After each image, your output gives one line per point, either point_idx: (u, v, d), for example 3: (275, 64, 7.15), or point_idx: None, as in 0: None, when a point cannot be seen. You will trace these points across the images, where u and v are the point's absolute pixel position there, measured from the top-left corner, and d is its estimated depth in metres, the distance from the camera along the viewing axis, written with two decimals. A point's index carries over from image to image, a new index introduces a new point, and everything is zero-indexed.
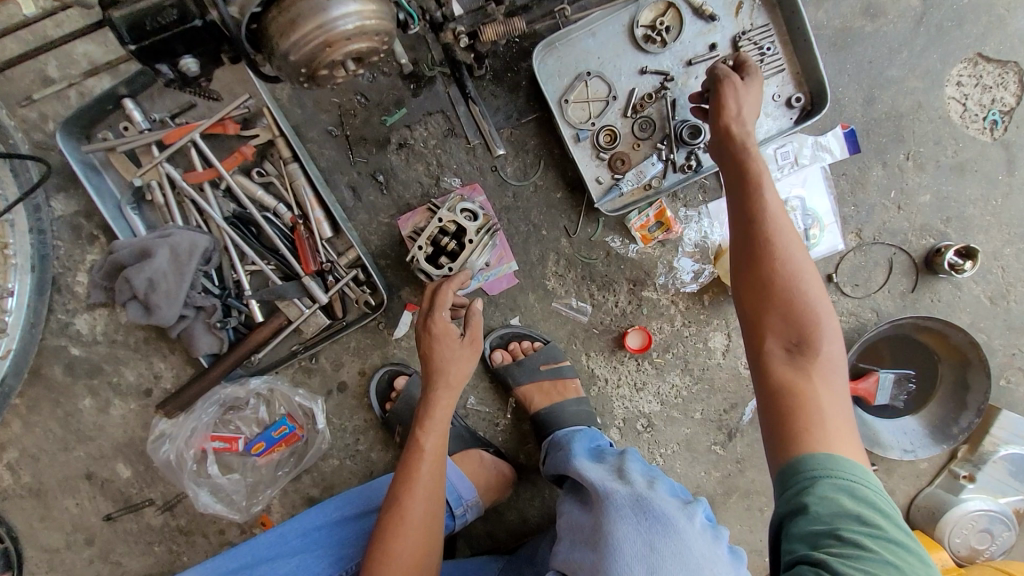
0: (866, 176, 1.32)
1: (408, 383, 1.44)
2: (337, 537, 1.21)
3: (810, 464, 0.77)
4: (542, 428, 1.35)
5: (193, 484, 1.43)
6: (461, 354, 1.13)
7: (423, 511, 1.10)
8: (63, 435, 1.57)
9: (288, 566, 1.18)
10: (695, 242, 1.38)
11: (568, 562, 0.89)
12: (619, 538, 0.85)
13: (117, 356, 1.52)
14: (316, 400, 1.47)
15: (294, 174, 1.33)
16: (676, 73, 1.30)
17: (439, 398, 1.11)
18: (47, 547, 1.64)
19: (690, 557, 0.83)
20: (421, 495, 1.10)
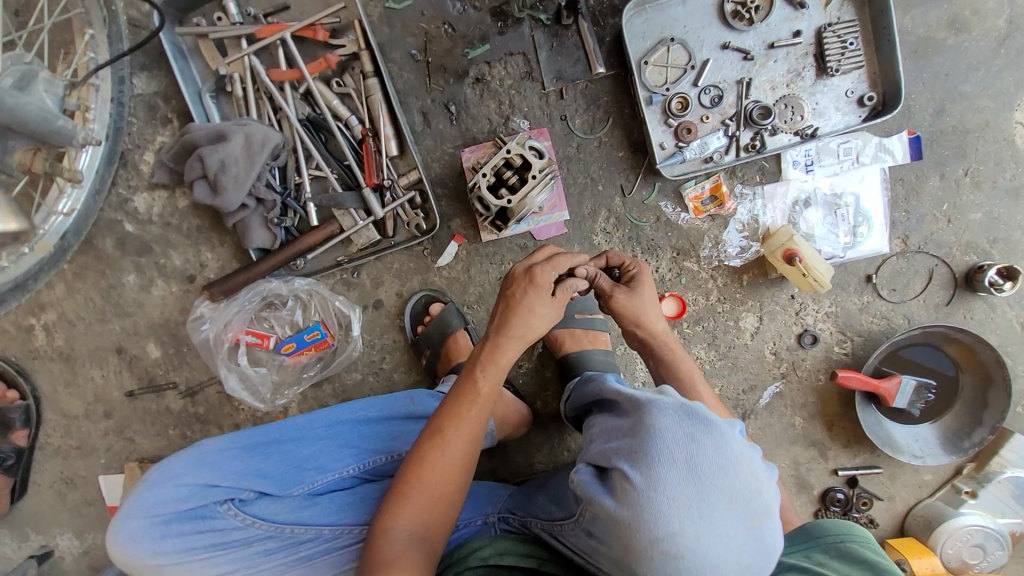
0: (923, 184, 1.35)
1: (442, 310, 1.48)
2: (361, 432, 1.24)
3: (801, 534, 0.97)
4: (569, 374, 1.39)
5: (221, 370, 1.49)
6: (543, 306, 1.10)
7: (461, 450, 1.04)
8: (102, 306, 1.63)
9: (310, 450, 1.19)
10: (747, 222, 1.40)
11: (605, 455, 0.84)
12: (661, 430, 0.80)
13: (168, 239, 1.57)
14: (353, 309, 1.52)
15: (372, 90, 1.37)
16: (756, 54, 1.33)
17: (510, 343, 1.09)
18: (66, 412, 1.70)
19: (731, 451, 0.78)
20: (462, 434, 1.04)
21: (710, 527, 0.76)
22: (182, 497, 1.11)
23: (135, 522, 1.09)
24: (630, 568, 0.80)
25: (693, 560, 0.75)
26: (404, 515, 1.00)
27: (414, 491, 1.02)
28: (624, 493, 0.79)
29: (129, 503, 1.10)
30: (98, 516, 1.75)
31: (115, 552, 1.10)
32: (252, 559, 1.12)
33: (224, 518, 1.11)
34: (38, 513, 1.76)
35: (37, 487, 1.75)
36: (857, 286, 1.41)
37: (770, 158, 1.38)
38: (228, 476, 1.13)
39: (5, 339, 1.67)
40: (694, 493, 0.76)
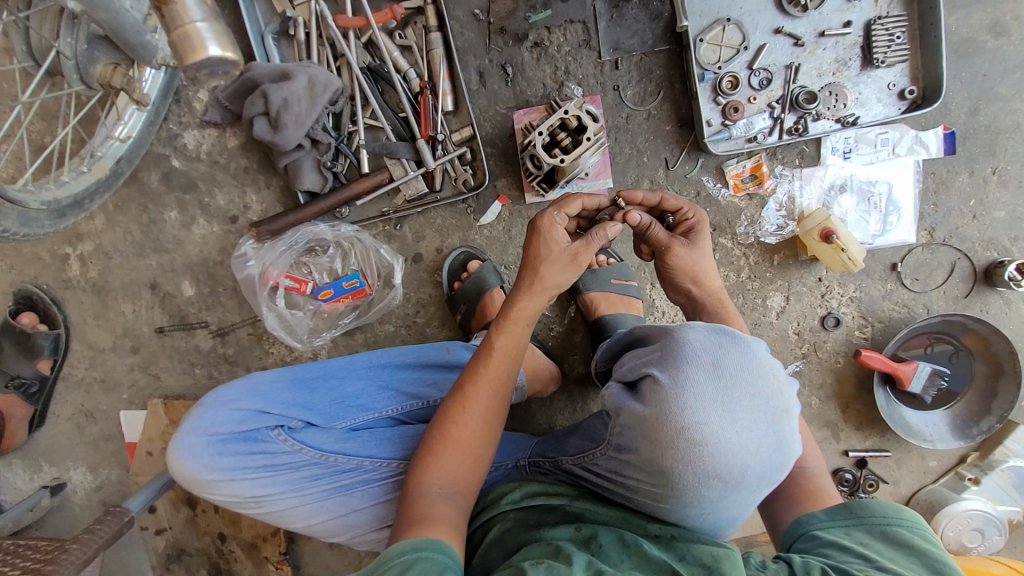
0: (952, 179, 1.42)
1: (481, 267, 1.49)
2: (407, 375, 1.13)
3: (836, 511, 0.83)
4: (602, 336, 1.43)
5: (261, 310, 1.51)
6: (559, 261, 1.02)
7: (490, 405, 0.94)
8: (141, 241, 1.64)
9: (353, 388, 1.09)
10: (782, 204, 1.46)
11: (633, 367, 0.85)
12: (687, 337, 0.82)
13: (214, 178, 1.59)
14: (397, 258, 1.54)
15: (434, 44, 1.42)
16: (807, 41, 1.39)
17: (527, 299, 1.00)
18: (93, 343, 1.70)
19: (756, 358, 0.80)
20: (489, 388, 0.95)
21: (734, 419, 0.76)
22: (235, 419, 1.02)
23: (192, 437, 1.01)
24: (661, 471, 0.78)
25: (717, 450, 0.75)
26: (433, 470, 0.91)
27: (443, 447, 0.92)
28: (652, 395, 0.78)
29: (190, 419, 1.02)
30: (115, 452, 1.74)
31: (172, 465, 1.02)
32: (299, 489, 1.03)
33: (276, 443, 1.01)
34: (53, 444, 1.75)
35: (56, 419, 1.74)
36: (882, 273, 1.46)
37: (810, 142, 1.44)
38: (278, 403, 1.03)
39: (40, 266, 1.68)
40: (718, 389, 0.76)
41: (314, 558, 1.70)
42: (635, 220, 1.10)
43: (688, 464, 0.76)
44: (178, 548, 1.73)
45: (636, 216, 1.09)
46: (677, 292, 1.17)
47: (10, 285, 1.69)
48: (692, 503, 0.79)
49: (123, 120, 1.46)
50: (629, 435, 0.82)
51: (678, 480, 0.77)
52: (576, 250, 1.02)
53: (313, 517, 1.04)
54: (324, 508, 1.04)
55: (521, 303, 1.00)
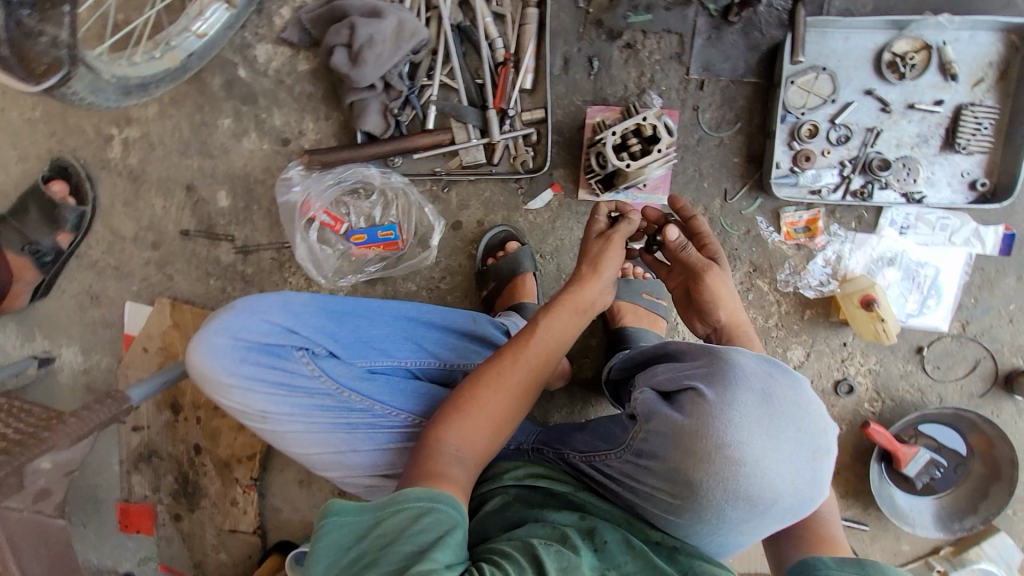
0: (999, 279, 1.43)
1: (519, 250, 1.49)
2: (433, 334, 1.12)
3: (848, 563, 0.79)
4: (621, 346, 1.43)
5: (295, 239, 1.52)
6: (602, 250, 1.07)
7: (522, 379, 0.95)
8: (188, 140, 1.62)
9: (380, 331, 1.09)
10: (828, 264, 1.45)
11: (673, 377, 0.86)
12: (740, 360, 0.83)
13: (276, 96, 1.57)
14: (438, 220, 1.54)
15: (529, 20, 1.41)
16: (895, 108, 1.39)
17: (577, 288, 1.03)
18: (115, 229, 1.68)
19: (805, 397, 0.82)
20: (526, 362, 0.96)
21: (777, 449, 0.78)
22: (265, 329, 1.02)
23: (219, 337, 1.01)
24: (687, 482, 0.80)
25: (753, 473, 0.78)
26: (453, 429, 0.90)
27: (470, 409, 0.92)
28: (698, 410, 0.80)
29: (219, 318, 1.02)
30: (111, 341, 1.73)
31: (192, 359, 1.03)
32: (308, 415, 1.03)
33: (298, 364, 1.01)
34: (51, 318, 1.74)
35: (60, 294, 1.72)
36: (906, 354, 1.47)
37: (871, 209, 1.43)
38: (308, 326, 1.03)
39: (81, 140, 1.66)
40: (766, 416, 0.79)
41: (282, 491, 1.71)
42: (671, 238, 1.13)
43: (719, 481, 0.79)
44: (150, 449, 1.73)
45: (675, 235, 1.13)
46: (703, 325, 1.16)
47: (47, 151, 1.67)
48: (708, 519, 0.82)
49: (204, 18, 1.44)
50: (660, 442, 0.83)
51: (705, 493, 0.80)
52: (608, 232, 1.10)
53: (313, 446, 1.04)
54: (326, 440, 1.04)
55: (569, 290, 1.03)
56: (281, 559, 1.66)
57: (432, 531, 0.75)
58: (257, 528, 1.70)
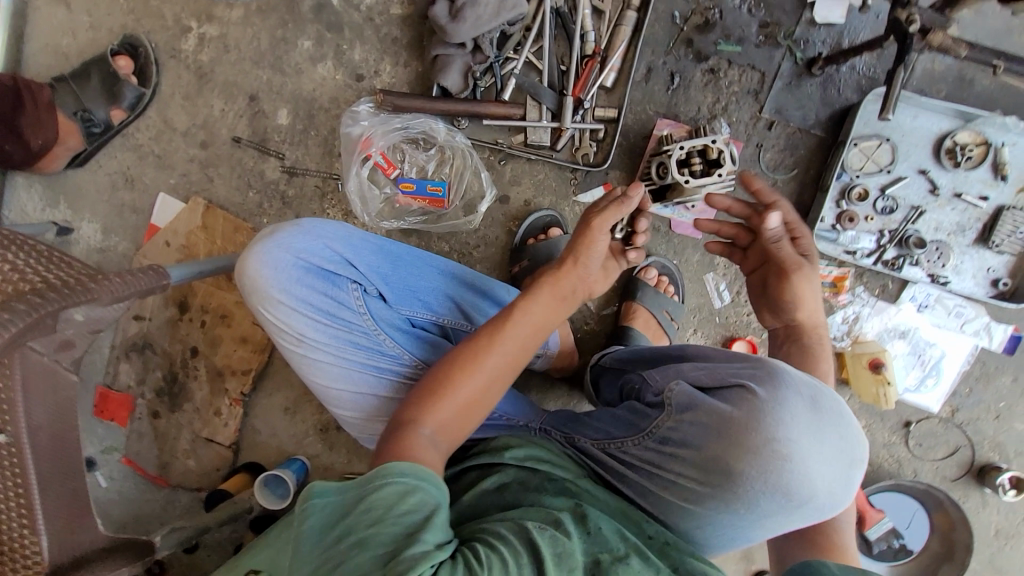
0: (995, 375, 1.50)
1: (560, 237, 1.52)
2: (474, 298, 1.17)
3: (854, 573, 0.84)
4: (620, 342, 1.48)
5: (349, 174, 1.54)
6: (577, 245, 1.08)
7: (500, 367, 0.94)
8: (264, 51, 1.63)
9: (428, 283, 1.13)
10: (843, 322, 1.52)
11: (717, 377, 0.93)
12: (787, 369, 0.90)
13: (362, 31, 1.59)
14: (488, 189, 1.56)
15: (626, 21, 1.45)
16: (942, 193, 1.46)
17: (565, 276, 1.04)
18: (168, 120, 1.68)
19: (845, 409, 0.90)
20: (508, 348, 0.95)
21: (818, 451, 0.85)
22: (326, 255, 1.06)
23: (281, 252, 1.04)
24: (726, 471, 0.86)
25: (794, 471, 0.84)
26: (431, 414, 0.88)
27: (446, 392, 0.90)
28: (747, 405, 0.87)
29: (283, 234, 1.04)
30: (134, 227, 1.72)
31: (246, 267, 1.04)
32: (340, 349, 1.05)
33: (349, 297, 1.04)
34: (81, 190, 1.72)
35: (96, 168, 1.71)
36: (894, 425, 1.53)
37: (896, 281, 1.50)
38: (365, 263, 1.08)
39: (157, 24, 1.65)
40: (812, 419, 0.86)
41: (266, 413, 1.71)
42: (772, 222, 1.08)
43: (756, 471, 0.85)
44: (145, 341, 1.71)
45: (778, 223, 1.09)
46: (773, 318, 1.13)
47: (121, 26, 1.66)
48: (737, 510, 0.88)
49: None
50: (697, 430, 0.90)
51: (743, 483, 0.86)
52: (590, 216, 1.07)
53: (336, 381, 1.07)
54: (350, 378, 1.06)
55: (559, 277, 1.03)
56: (248, 479, 1.65)
57: (421, 507, 0.74)
58: (233, 443, 1.70)
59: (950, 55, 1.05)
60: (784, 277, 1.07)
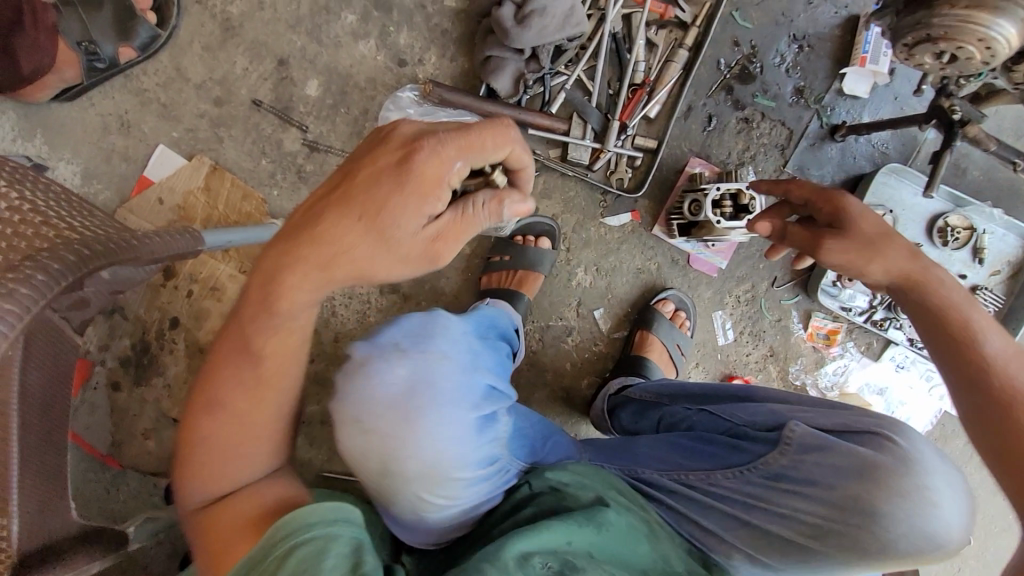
0: (953, 438, 1.66)
1: (546, 249, 1.57)
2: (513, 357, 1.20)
3: None
4: (633, 371, 1.53)
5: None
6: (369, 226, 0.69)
7: (242, 417, 0.81)
8: (303, 17, 1.54)
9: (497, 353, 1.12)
10: (830, 373, 1.64)
11: (845, 426, 1.01)
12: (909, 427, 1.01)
13: (411, 16, 1.54)
14: None
15: (676, 59, 1.50)
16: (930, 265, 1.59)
17: (286, 275, 0.72)
18: (182, 69, 1.54)
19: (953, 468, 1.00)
20: (244, 405, 0.81)
21: (952, 499, 0.93)
22: (475, 389, 0.97)
23: (454, 410, 0.94)
24: (868, 509, 0.93)
25: (937, 516, 0.92)
26: (194, 494, 0.83)
27: (191, 467, 0.82)
28: (888, 456, 0.95)
29: (438, 386, 0.93)
30: (121, 177, 1.56)
31: (410, 439, 0.91)
32: (478, 484, 0.97)
33: (501, 432, 1.01)
34: (65, 128, 1.54)
35: (87, 106, 1.54)
36: None
37: (881, 341, 1.64)
38: (503, 384, 1.04)
39: None
40: (945, 470, 0.96)
41: None
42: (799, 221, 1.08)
43: (897, 511, 0.92)
44: (116, 304, 1.54)
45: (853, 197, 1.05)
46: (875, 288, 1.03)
47: None
48: (868, 551, 0.93)
49: None
50: (827, 469, 0.97)
51: (883, 521, 0.92)
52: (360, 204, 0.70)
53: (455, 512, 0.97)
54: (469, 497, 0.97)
55: (291, 283, 0.73)
56: None
57: (341, 564, 0.71)
58: None
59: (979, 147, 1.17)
60: (852, 249, 0.98)
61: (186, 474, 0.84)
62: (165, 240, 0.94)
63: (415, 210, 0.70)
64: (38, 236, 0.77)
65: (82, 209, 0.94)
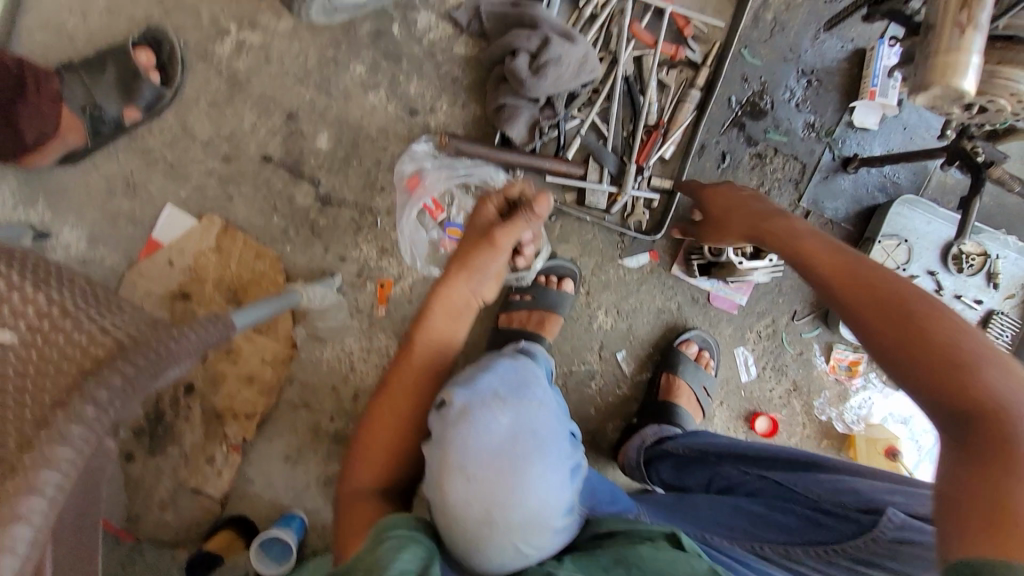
0: None
1: (569, 289, 1.54)
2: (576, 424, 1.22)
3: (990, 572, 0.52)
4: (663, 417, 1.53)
5: (403, 221, 1.47)
6: (473, 239, 1.19)
7: (399, 414, 1.10)
8: (311, 69, 1.51)
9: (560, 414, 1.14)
10: (854, 404, 1.65)
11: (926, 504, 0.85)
12: None
13: (421, 65, 1.52)
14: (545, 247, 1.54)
15: (689, 99, 1.49)
16: (947, 292, 1.61)
17: (450, 292, 1.17)
18: (189, 126, 1.51)
19: None
20: (403, 404, 1.11)
21: None
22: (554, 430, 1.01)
23: (545, 444, 0.96)
24: None
25: None
26: (351, 480, 1.08)
27: (356, 452, 1.10)
28: None
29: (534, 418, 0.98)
30: (129, 239, 1.52)
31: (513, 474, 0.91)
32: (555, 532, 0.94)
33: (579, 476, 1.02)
34: (69, 192, 1.50)
35: (91, 168, 1.50)
36: None
37: None
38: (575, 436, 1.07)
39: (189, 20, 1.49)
40: None
41: (266, 460, 1.56)
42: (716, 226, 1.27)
43: None
44: None
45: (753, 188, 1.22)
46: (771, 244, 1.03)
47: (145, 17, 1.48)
48: None
49: None
50: (918, 562, 0.86)
51: None
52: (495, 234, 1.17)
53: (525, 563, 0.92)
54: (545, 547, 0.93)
55: (441, 295, 1.16)
56: (238, 535, 1.48)
57: (415, 559, 0.78)
58: (224, 493, 1.52)
59: (1003, 186, 1.18)
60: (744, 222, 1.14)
61: (353, 463, 1.09)
62: (197, 332, 0.93)
63: (483, 210, 1.20)
64: (79, 353, 0.76)
65: (113, 298, 0.90)
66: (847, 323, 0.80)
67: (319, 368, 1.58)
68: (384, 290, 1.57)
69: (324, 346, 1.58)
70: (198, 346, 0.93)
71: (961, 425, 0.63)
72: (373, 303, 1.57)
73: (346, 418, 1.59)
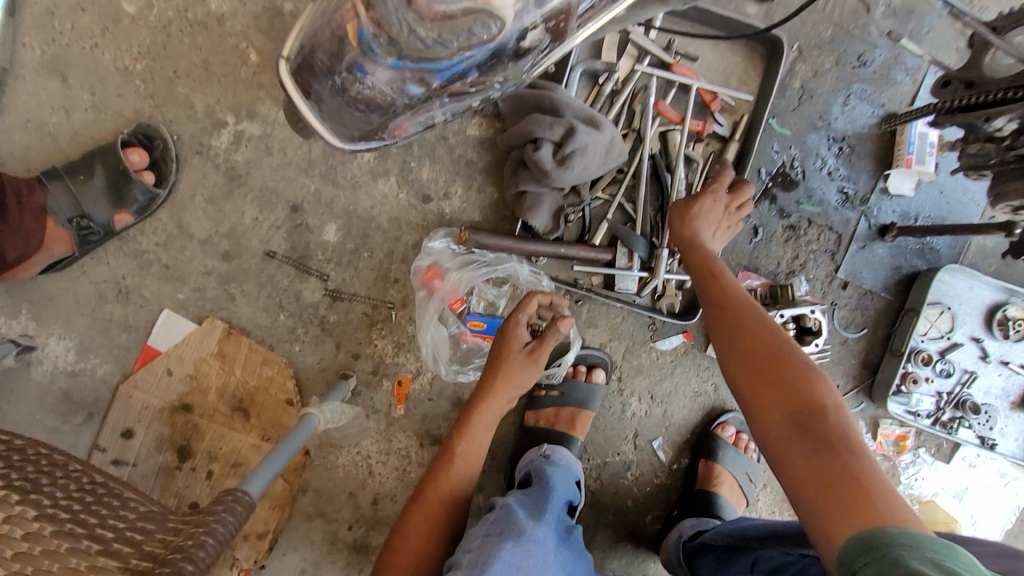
0: None
1: (601, 381, 1.45)
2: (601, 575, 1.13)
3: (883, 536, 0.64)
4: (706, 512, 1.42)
5: (422, 323, 1.36)
6: (518, 360, 1.25)
7: (436, 521, 1.15)
8: (316, 159, 1.41)
9: (568, 555, 1.05)
10: (903, 482, 1.56)
11: None
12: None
13: (433, 149, 1.43)
14: (578, 339, 1.44)
15: None
16: (992, 359, 1.52)
17: (490, 405, 1.24)
18: (184, 225, 1.40)
19: None
20: (438, 512, 1.16)
21: None
22: None
23: None
24: None
25: None
26: None
27: (387, 564, 1.12)
28: None
29: None
30: (122, 348, 1.40)
31: None
32: None
33: None
34: (55, 301, 1.38)
35: (78, 274, 1.38)
36: None
37: (950, 442, 1.56)
38: None
39: (182, 113, 1.38)
40: None
41: None
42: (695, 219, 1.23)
43: None
44: None
45: (722, 229, 1.27)
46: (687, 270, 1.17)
47: (134, 112, 1.38)
48: None
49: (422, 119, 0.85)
50: None
51: None
52: (533, 351, 1.25)
53: None
54: None
55: (481, 407, 1.24)
56: None
57: None
58: None
59: None
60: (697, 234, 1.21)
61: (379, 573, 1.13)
62: (222, 529, 0.89)
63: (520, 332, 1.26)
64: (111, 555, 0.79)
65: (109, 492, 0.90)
66: (725, 358, 0.97)
67: (334, 475, 1.45)
68: (402, 388, 1.45)
69: (339, 451, 1.45)
70: (225, 540, 0.90)
71: (802, 424, 0.82)
72: (391, 402, 1.45)
73: (365, 526, 1.46)
